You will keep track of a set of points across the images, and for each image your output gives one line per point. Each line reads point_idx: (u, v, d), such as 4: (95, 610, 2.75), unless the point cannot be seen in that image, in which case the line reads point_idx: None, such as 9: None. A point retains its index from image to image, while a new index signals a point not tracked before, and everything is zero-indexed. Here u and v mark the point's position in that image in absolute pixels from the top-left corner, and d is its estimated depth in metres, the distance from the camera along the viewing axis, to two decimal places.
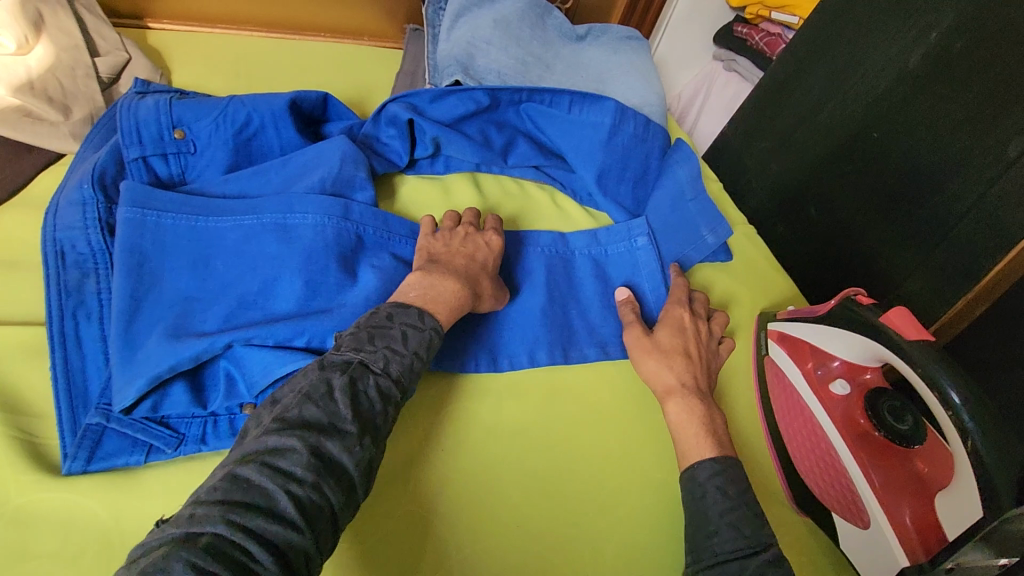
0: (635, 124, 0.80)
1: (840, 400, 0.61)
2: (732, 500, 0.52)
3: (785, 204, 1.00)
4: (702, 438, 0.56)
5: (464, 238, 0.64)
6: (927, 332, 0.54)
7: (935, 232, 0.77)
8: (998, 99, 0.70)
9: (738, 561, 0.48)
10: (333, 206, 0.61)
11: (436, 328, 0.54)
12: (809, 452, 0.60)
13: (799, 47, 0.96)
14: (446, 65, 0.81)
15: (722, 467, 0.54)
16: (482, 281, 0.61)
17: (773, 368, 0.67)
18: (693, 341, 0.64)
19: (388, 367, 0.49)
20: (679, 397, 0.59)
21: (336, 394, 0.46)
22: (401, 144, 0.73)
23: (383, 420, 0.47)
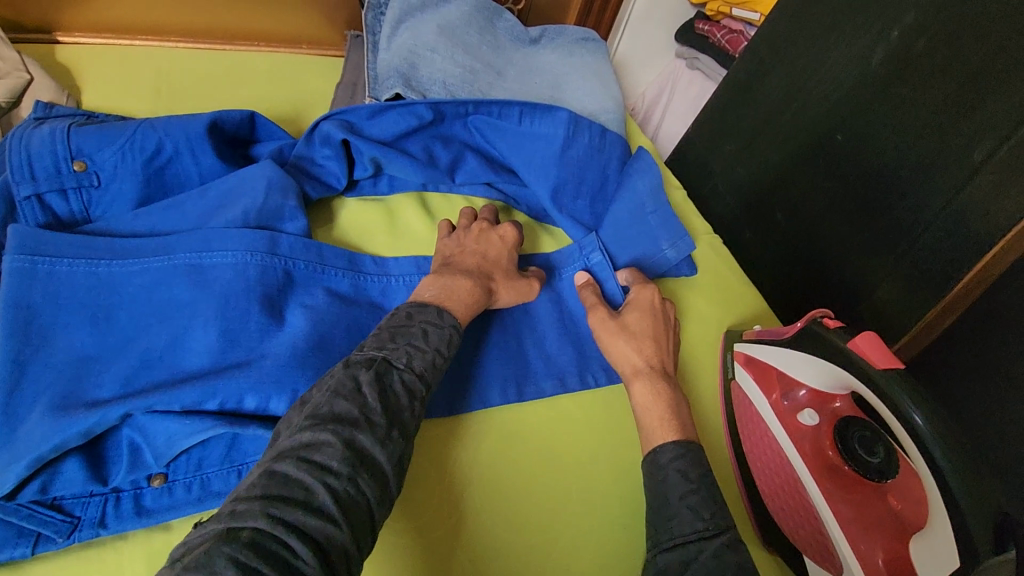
0: (590, 134, 0.76)
1: (808, 431, 0.57)
2: (694, 483, 0.50)
3: (751, 209, 0.97)
4: (664, 419, 0.56)
5: (479, 235, 0.66)
6: (897, 360, 0.50)
7: (902, 241, 0.75)
8: (962, 103, 0.67)
9: (696, 543, 0.47)
10: (257, 240, 0.56)
11: (454, 326, 0.55)
12: (778, 488, 0.57)
13: (760, 45, 0.93)
14: (386, 77, 0.75)
15: (682, 451, 0.53)
16: (495, 276, 0.62)
17: (739, 395, 0.63)
18: (662, 324, 0.63)
19: (411, 363, 0.50)
20: (642, 379, 0.59)
21: (364, 389, 0.46)
22: (337, 165, 0.67)
23: (411, 414, 0.48)
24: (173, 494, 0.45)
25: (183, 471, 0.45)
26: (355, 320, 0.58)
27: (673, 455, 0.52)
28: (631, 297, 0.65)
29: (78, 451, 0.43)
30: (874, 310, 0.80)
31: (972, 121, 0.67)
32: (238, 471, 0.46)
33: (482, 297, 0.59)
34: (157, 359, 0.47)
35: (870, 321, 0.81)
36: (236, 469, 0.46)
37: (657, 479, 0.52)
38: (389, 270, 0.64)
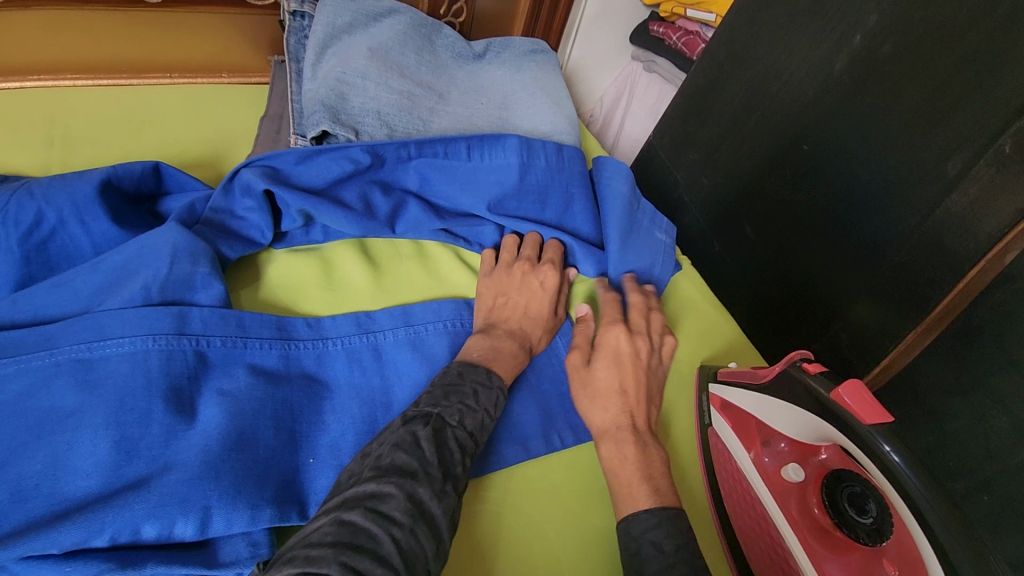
0: (546, 156, 0.71)
1: (793, 488, 0.53)
2: (670, 556, 0.45)
3: (720, 221, 0.92)
4: (644, 478, 0.51)
5: (521, 278, 0.65)
6: (886, 414, 0.46)
7: (879, 254, 0.71)
8: (937, 110, 0.63)
9: None
10: (161, 321, 0.48)
11: (502, 386, 0.54)
12: (767, 556, 0.51)
13: (718, 50, 0.88)
14: (311, 111, 0.67)
15: (657, 520, 0.47)
16: (534, 335, 0.62)
17: (719, 447, 0.58)
18: (632, 364, 0.59)
19: (464, 421, 0.49)
20: (618, 437, 0.54)
21: (423, 442, 0.45)
22: (260, 218, 0.60)
23: (464, 470, 0.47)
24: None
25: None
26: (285, 403, 0.51)
27: (647, 525, 0.47)
28: (597, 343, 0.61)
29: None
30: (851, 329, 0.76)
31: (941, 133, 0.63)
32: None
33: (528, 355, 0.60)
34: (32, 488, 0.39)
35: (849, 341, 0.77)
36: None
37: (631, 550, 0.47)
38: (324, 333, 0.58)
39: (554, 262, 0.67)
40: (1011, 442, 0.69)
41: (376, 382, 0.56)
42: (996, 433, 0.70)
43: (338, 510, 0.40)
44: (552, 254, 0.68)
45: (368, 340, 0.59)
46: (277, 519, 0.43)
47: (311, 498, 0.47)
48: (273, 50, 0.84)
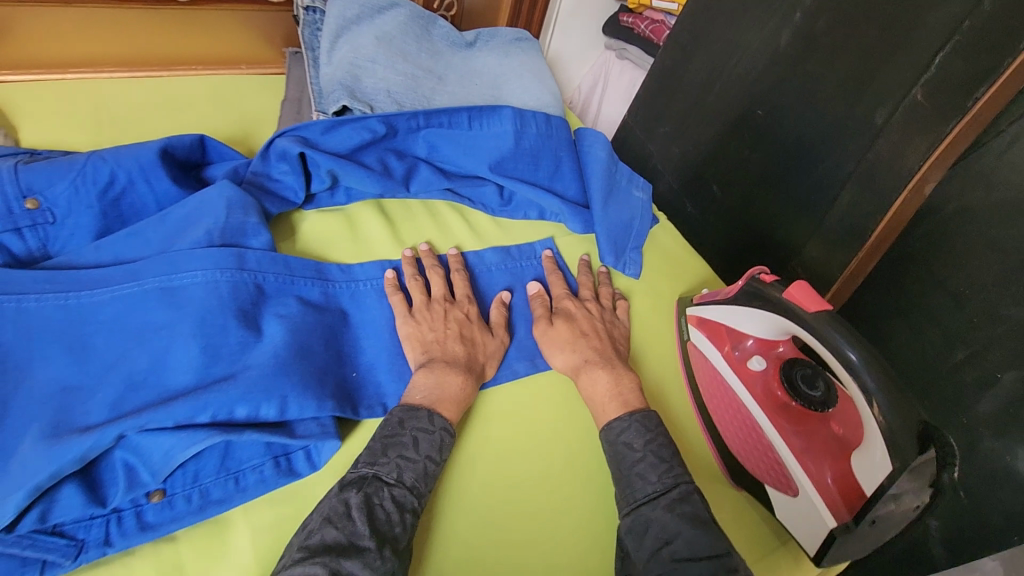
0: (536, 124, 0.81)
1: (757, 375, 0.64)
2: (642, 451, 0.55)
3: (691, 184, 1.03)
4: (615, 396, 0.61)
5: (445, 315, 0.63)
6: (824, 302, 0.57)
7: (824, 197, 0.83)
8: (864, 71, 0.75)
9: (647, 504, 0.52)
10: (224, 258, 0.57)
11: (445, 428, 0.55)
12: (738, 429, 0.62)
13: (681, 34, 1.00)
14: (330, 91, 0.76)
15: (628, 423, 0.58)
16: (479, 362, 0.62)
17: (696, 353, 0.69)
18: (582, 317, 0.68)
19: (401, 477, 0.50)
20: (591, 367, 0.63)
21: (353, 514, 0.46)
22: (294, 179, 0.69)
23: (403, 530, 0.48)
24: (175, 506, 0.47)
25: (180, 484, 0.47)
26: (329, 325, 0.60)
27: (619, 430, 0.57)
28: (558, 308, 0.70)
29: (73, 477, 0.44)
30: (808, 266, 0.87)
31: (870, 90, 0.75)
32: (236, 478, 0.49)
33: (474, 383, 0.60)
34: (143, 379, 0.49)
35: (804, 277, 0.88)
36: (234, 477, 0.49)
37: (615, 442, 0.57)
38: (356, 275, 0.67)
39: (468, 295, 0.67)
40: (943, 351, 0.81)
41: None
42: (930, 342, 0.83)
43: None
44: (463, 288, 0.68)
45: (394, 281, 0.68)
46: (338, 408, 0.53)
47: (360, 399, 0.57)
48: (286, 42, 0.94)
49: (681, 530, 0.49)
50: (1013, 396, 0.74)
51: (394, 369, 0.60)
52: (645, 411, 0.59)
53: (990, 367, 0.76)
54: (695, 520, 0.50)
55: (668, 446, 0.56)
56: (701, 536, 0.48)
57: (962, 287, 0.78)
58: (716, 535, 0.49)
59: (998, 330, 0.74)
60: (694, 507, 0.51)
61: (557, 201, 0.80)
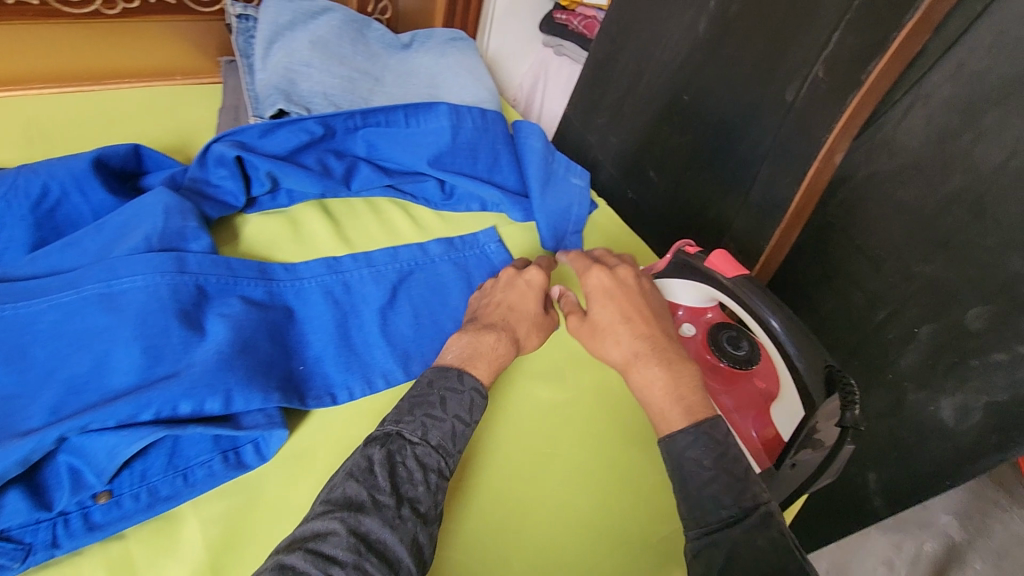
0: (472, 118, 0.84)
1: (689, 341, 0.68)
2: (711, 470, 0.51)
3: (628, 171, 1.08)
4: (676, 400, 0.55)
5: (506, 284, 0.69)
6: (741, 267, 0.62)
7: (747, 174, 0.89)
8: (774, 53, 0.82)
9: (719, 531, 0.48)
10: (164, 261, 0.58)
11: (475, 388, 0.58)
12: None
13: (610, 27, 1.05)
14: (266, 95, 0.78)
15: (694, 436, 0.52)
16: (521, 329, 0.65)
17: None
18: (624, 298, 0.63)
19: (426, 436, 0.53)
20: (642, 362, 0.58)
21: (375, 468, 0.50)
22: (234, 184, 0.70)
23: (426, 488, 0.50)
24: (122, 506, 0.48)
25: (128, 484, 0.48)
26: (273, 323, 0.61)
27: (684, 443, 0.53)
28: (588, 288, 0.65)
29: (16, 483, 0.45)
30: (738, 240, 0.93)
31: (780, 70, 0.81)
32: (184, 475, 0.50)
33: (512, 352, 0.63)
34: (84, 383, 0.50)
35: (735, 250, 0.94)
36: (182, 474, 0.50)
37: (681, 453, 0.53)
38: (300, 274, 0.68)
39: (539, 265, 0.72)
40: (866, 310, 0.88)
41: (349, 306, 0.68)
42: (854, 305, 0.89)
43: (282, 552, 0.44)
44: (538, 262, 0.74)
45: (339, 277, 0.70)
46: (284, 400, 0.54)
47: (308, 390, 0.58)
48: (220, 51, 0.94)
49: (755, 566, 0.46)
50: (932, 348, 0.82)
51: (342, 360, 0.62)
52: (713, 420, 0.54)
53: (908, 323, 0.83)
54: (775, 548, 0.46)
55: (741, 460, 0.52)
56: (776, 562, 0.45)
57: (878, 250, 0.84)
58: (792, 562, 0.45)
59: (912, 286, 0.82)
60: (775, 534, 0.47)
61: (496, 191, 0.84)
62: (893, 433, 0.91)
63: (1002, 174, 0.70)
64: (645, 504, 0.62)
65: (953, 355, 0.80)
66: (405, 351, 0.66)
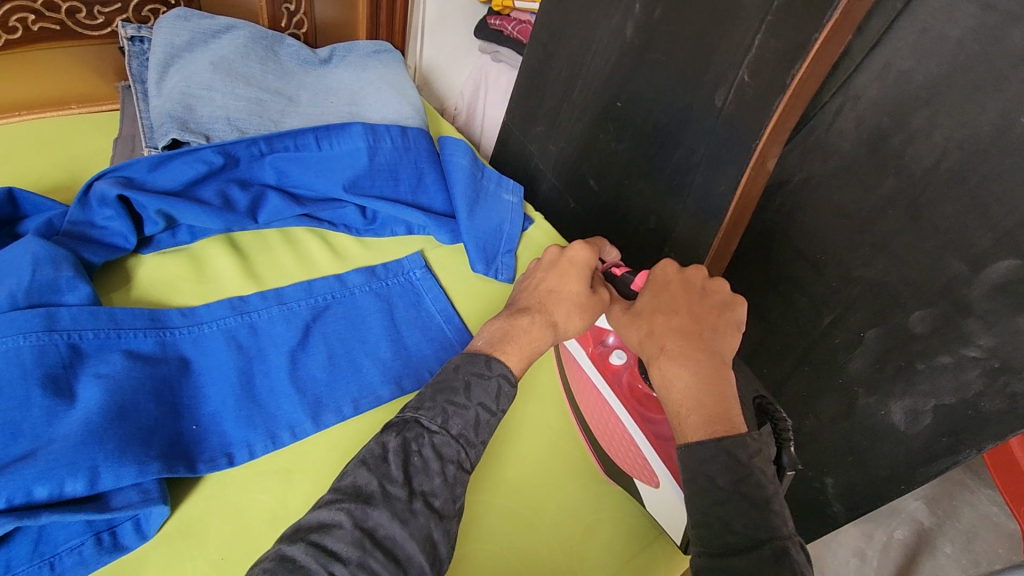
0: (391, 138, 0.79)
1: (618, 371, 0.64)
2: (725, 492, 0.46)
3: (569, 181, 1.04)
4: (695, 405, 0.50)
5: (552, 262, 0.66)
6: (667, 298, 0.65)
7: (682, 182, 0.85)
8: (700, 56, 0.79)
9: (728, 557, 0.44)
10: (30, 321, 0.52)
11: (504, 374, 0.55)
12: (604, 424, 0.63)
13: (541, 33, 1.01)
14: (160, 123, 0.72)
15: (712, 453, 0.47)
16: (559, 313, 0.61)
17: (565, 352, 0.68)
18: (680, 294, 0.58)
19: (446, 424, 0.51)
20: (667, 359, 0.53)
21: (389, 457, 0.49)
22: (122, 224, 0.64)
23: (441, 481, 0.49)
24: None
25: None
26: (161, 378, 0.56)
27: (701, 458, 0.47)
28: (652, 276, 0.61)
29: None
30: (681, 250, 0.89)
31: (707, 74, 0.78)
32: (51, 564, 0.45)
33: (548, 337, 0.60)
34: None
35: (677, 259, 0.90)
36: (48, 563, 0.45)
37: (698, 463, 0.48)
38: (199, 318, 0.63)
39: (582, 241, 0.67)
40: (813, 315, 0.85)
41: (254, 351, 0.62)
42: (801, 311, 0.86)
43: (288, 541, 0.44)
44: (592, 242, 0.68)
45: (244, 319, 0.64)
46: (164, 470, 0.49)
47: (199, 453, 0.53)
48: (120, 75, 0.87)
49: None
50: (878, 352, 0.80)
51: (242, 415, 0.57)
52: (738, 438, 0.47)
53: (853, 328, 0.81)
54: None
55: (762, 487, 0.46)
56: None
57: (818, 254, 0.82)
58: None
59: (856, 291, 0.79)
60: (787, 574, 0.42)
61: (420, 213, 0.79)
62: (846, 438, 0.88)
63: (935, 175, 0.68)
64: (577, 548, 0.59)
65: (900, 359, 0.78)
66: (315, 398, 0.60)
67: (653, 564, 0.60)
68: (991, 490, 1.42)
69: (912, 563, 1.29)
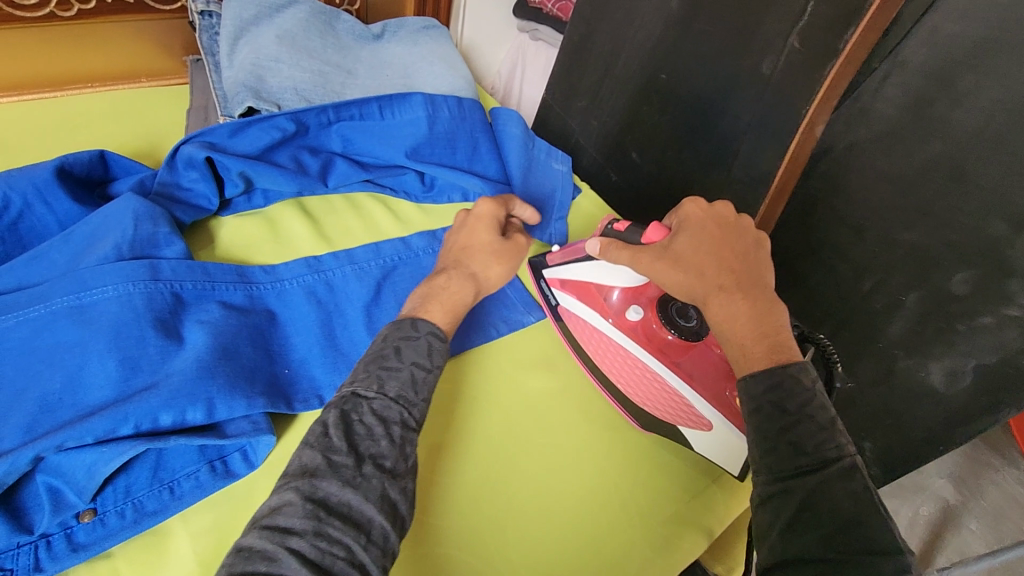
0: (449, 107, 0.82)
1: (637, 325, 0.68)
2: (792, 416, 0.48)
3: (611, 154, 1.06)
4: (760, 336, 0.53)
5: (461, 225, 0.69)
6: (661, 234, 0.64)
7: (727, 153, 0.88)
8: (749, 26, 0.80)
9: (802, 477, 0.45)
10: (136, 269, 0.56)
11: (431, 332, 0.55)
12: (635, 379, 0.66)
13: (583, 8, 1.03)
14: (234, 93, 0.76)
15: (777, 379, 0.50)
16: (474, 263, 0.64)
17: (571, 315, 0.72)
18: (716, 230, 0.60)
19: (384, 389, 0.50)
20: (724, 295, 0.56)
21: (330, 431, 0.46)
22: (206, 186, 0.68)
23: (389, 442, 0.47)
24: (107, 524, 0.46)
25: (112, 501, 0.47)
26: (254, 327, 0.60)
27: (764, 386, 0.50)
28: (680, 217, 0.63)
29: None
30: None
31: (757, 40, 0.79)
32: (170, 488, 0.49)
33: (470, 288, 0.62)
34: (57, 401, 0.48)
35: None
36: (168, 486, 0.49)
37: (762, 391, 0.50)
38: (280, 275, 0.66)
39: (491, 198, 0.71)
40: (853, 282, 0.87)
41: (332, 306, 0.66)
42: (841, 277, 0.89)
43: (242, 535, 0.41)
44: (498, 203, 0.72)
45: (320, 277, 0.68)
46: (269, 405, 0.53)
47: (294, 394, 0.57)
48: (186, 50, 0.91)
49: (846, 514, 0.43)
50: (919, 315, 0.82)
51: (328, 361, 0.61)
52: (799, 364, 0.50)
53: (895, 292, 0.83)
54: (857, 500, 0.43)
55: (826, 410, 0.48)
56: (855, 513, 0.43)
57: (861, 221, 0.84)
58: (874, 517, 0.42)
59: (897, 255, 0.81)
60: (859, 488, 0.44)
61: (476, 179, 0.81)
62: (884, 401, 0.91)
63: (979, 139, 0.70)
64: (644, 487, 0.61)
65: (940, 321, 0.80)
66: None
67: (713, 505, 0.62)
68: (1016, 470, 1.43)
69: (937, 539, 1.32)
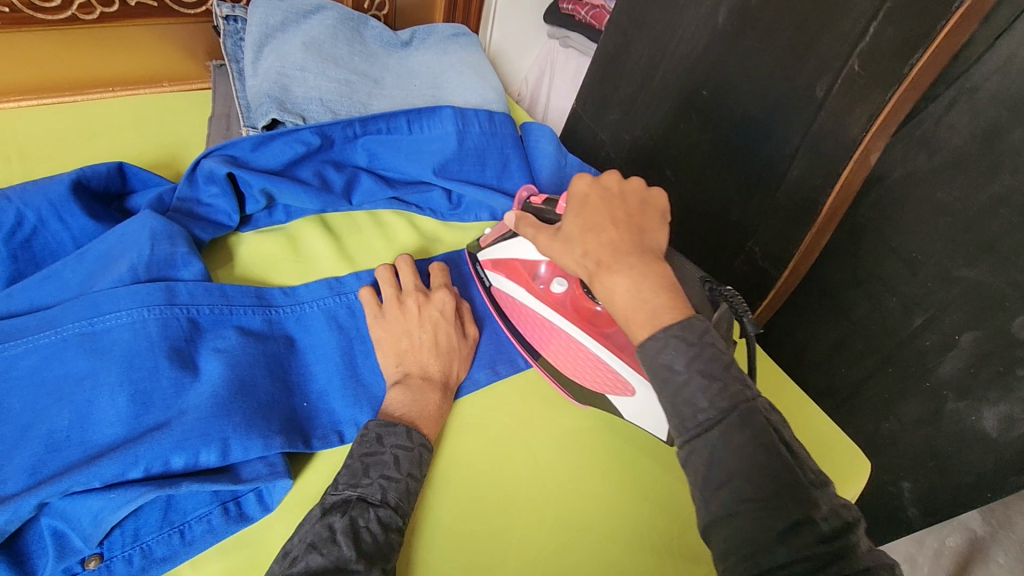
0: (479, 121, 0.78)
1: (564, 297, 0.64)
2: (684, 372, 0.43)
3: (642, 170, 1.02)
4: (637, 303, 0.46)
5: (418, 313, 0.61)
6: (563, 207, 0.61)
7: (772, 177, 0.83)
8: (802, 45, 0.75)
9: (707, 436, 0.42)
10: (152, 293, 0.53)
11: (424, 444, 0.53)
12: (562, 349, 0.63)
13: (620, 18, 0.99)
14: (258, 104, 0.73)
15: (662, 343, 0.44)
16: (453, 368, 0.61)
17: (504, 296, 0.68)
18: (600, 205, 0.52)
19: (386, 497, 0.48)
20: (604, 271, 0.47)
21: (338, 536, 0.44)
22: (226, 202, 0.66)
23: (391, 552, 0.46)
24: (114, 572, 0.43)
25: (120, 546, 0.44)
26: (273, 356, 0.57)
27: (654, 350, 0.44)
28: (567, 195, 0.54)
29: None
30: (765, 245, 0.87)
31: (813, 57, 0.74)
32: (181, 532, 0.46)
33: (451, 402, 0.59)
34: (64, 439, 0.46)
35: (759, 254, 0.88)
36: (178, 530, 0.46)
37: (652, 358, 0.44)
38: (301, 298, 0.63)
39: (445, 286, 0.65)
40: (902, 317, 0.83)
41: (354, 331, 0.62)
42: (888, 310, 0.84)
43: None
44: (440, 278, 0.66)
45: (342, 300, 0.64)
46: (286, 445, 0.50)
47: (313, 430, 0.54)
48: (210, 54, 0.88)
49: (756, 463, 0.40)
50: (974, 356, 0.77)
51: (349, 393, 0.57)
52: (684, 323, 0.44)
53: (948, 331, 0.78)
54: (761, 447, 0.40)
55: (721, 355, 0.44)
56: (760, 459, 0.40)
57: (915, 253, 0.79)
58: (779, 461, 0.40)
59: (953, 292, 0.76)
60: (761, 433, 0.41)
61: (505, 199, 0.78)
62: (929, 443, 0.86)
63: None
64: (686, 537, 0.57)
65: (999, 365, 0.75)
66: None
67: None
68: None
69: None
